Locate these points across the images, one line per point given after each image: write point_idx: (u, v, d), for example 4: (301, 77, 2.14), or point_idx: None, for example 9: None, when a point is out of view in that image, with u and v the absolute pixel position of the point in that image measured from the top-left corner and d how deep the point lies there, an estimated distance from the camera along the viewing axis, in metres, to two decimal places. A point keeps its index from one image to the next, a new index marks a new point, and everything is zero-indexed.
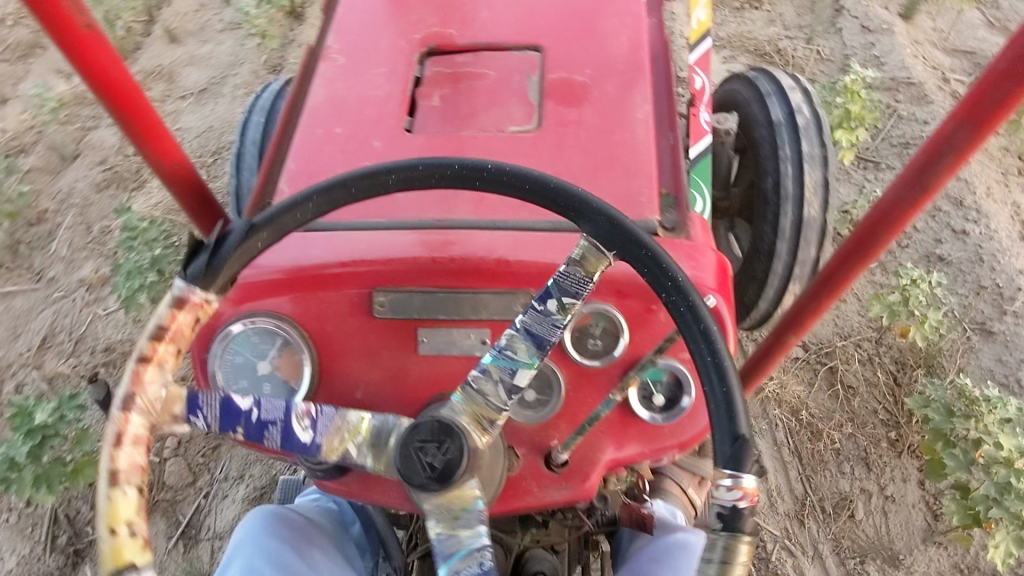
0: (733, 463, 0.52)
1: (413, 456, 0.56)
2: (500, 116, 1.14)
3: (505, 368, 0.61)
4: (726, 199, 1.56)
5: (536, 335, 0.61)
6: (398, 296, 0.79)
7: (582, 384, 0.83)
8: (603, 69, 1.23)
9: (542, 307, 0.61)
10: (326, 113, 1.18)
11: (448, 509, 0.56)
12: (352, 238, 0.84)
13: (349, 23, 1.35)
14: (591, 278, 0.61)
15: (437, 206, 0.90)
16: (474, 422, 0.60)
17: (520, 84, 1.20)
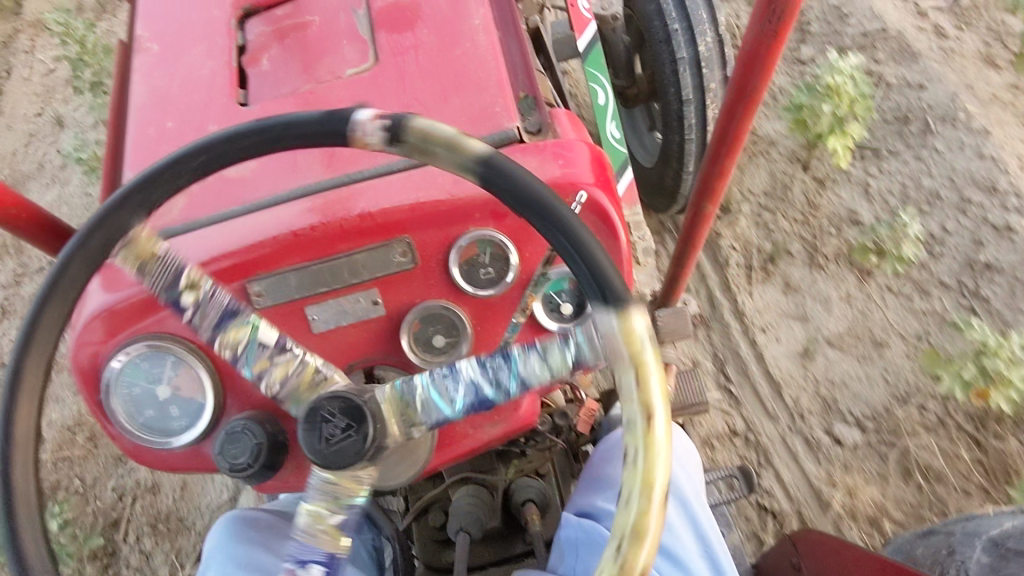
0: (350, 125, 0.58)
1: (330, 445, 0.54)
2: (330, 62, 1.06)
3: (258, 353, 0.59)
4: (633, 85, 1.68)
5: (221, 313, 0.59)
6: (266, 281, 0.74)
7: (487, 317, 0.78)
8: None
9: (187, 309, 0.59)
10: (153, 108, 1.08)
11: (396, 414, 0.57)
12: (209, 234, 0.77)
13: (154, 8, 1.20)
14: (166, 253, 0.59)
15: (284, 169, 0.83)
16: (309, 387, 0.59)
17: (343, 21, 1.11)
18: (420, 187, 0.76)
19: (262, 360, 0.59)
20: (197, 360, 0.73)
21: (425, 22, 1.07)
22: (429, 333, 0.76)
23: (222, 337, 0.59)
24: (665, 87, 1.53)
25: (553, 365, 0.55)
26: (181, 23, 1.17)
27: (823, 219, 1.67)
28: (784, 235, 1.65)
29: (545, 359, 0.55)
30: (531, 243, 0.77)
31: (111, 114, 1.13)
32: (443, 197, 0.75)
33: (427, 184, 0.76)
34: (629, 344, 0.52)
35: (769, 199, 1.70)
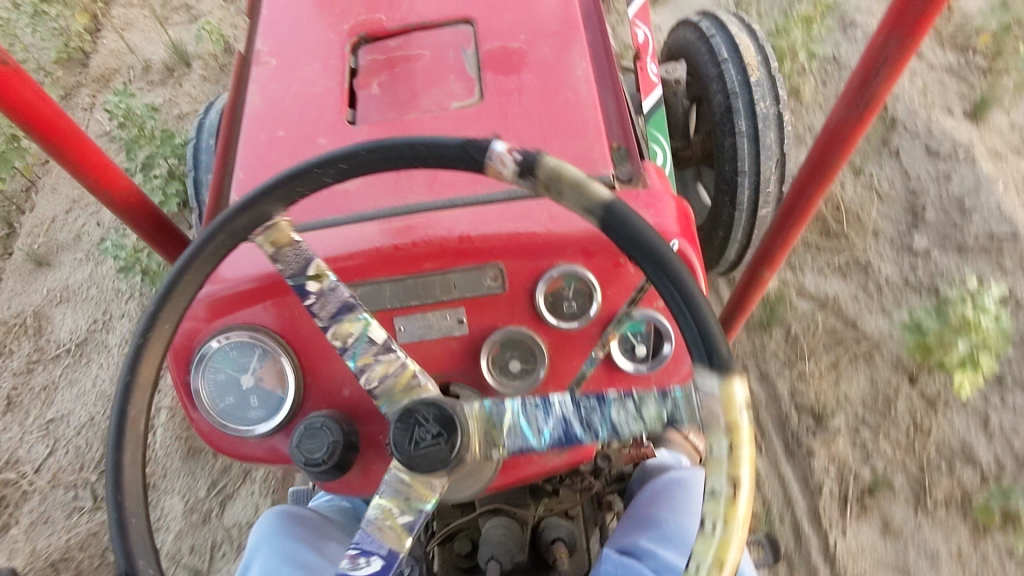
0: (486, 155, 0.61)
1: (422, 451, 0.61)
2: (435, 94, 1.15)
3: (368, 350, 0.65)
4: (687, 148, 1.60)
5: (338, 308, 0.66)
6: (368, 288, 0.81)
7: (563, 347, 0.81)
8: (534, 31, 1.20)
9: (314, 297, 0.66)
10: (269, 118, 1.18)
11: (484, 431, 0.63)
12: (320, 240, 0.85)
13: (276, 23, 1.31)
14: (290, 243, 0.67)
15: (391, 193, 0.91)
16: (407, 392, 0.65)
17: (451, 57, 1.20)
18: (519, 222, 0.84)
19: (368, 356, 0.65)
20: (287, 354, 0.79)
21: (530, 66, 1.16)
22: (506, 357, 0.80)
23: (337, 328, 0.66)
24: (722, 161, 1.44)
25: (647, 417, 0.62)
26: (303, 42, 1.28)
27: (933, 451, 1.38)
28: (886, 463, 1.37)
29: (639, 410, 0.61)
30: (615, 287, 0.81)
31: (224, 120, 1.22)
32: (539, 231, 0.82)
33: (526, 216, 0.83)
34: (727, 415, 0.52)
35: (868, 412, 1.42)
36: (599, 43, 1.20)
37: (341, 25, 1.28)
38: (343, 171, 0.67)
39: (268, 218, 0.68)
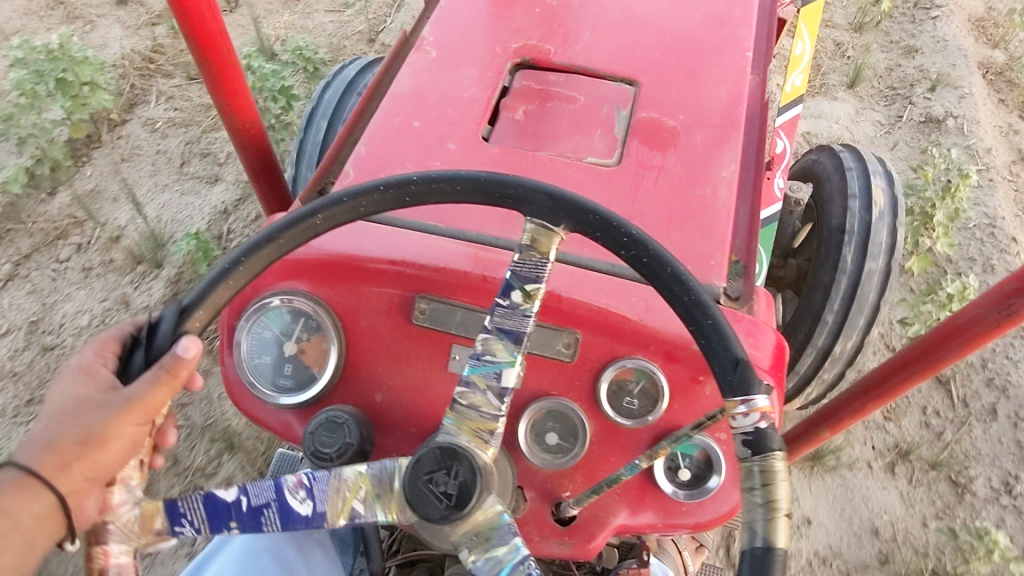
0: (739, 393, 0.55)
1: (424, 489, 0.57)
2: (572, 141, 1.05)
3: (489, 374, 0.62)
4: (783, 269, 1.60)
5: (509, 332, 0.63)
6: (439, 304, 0.83)
7: (605, 441, 0.80)
8: (693, 113, 1.09)
9: (508, 302, 0.63)
10: (409, 103, 1.10)
11: (478, 535, 0.58)
12: (408, 240, 0.88)
13: (447, 19, 1.27)
14: (544, 259, 0.62)
15: (498, 226, 0.94)
16: (474, 439, 0.61)
17: (602, 114, 1.08)
18: (615, 299, 0.84)
19: (484, 379, 0.62)
20: (334, 337, 0.84)
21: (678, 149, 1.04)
22: (544, 425, 0.80)
23: (492, 341, 0.63)
24: (819, 282, 1.40)
25: None
26: (489, 45, 1.19)
27: None
28: None
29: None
30: (683, 400, 0.80)
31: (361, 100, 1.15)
32: (634, 317, 0.83)
33: (629, 299, 0.83)
34: None
35: None
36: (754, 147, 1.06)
37: (514, 40, 1.19)
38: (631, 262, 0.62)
39: (549, 224, 0.62)
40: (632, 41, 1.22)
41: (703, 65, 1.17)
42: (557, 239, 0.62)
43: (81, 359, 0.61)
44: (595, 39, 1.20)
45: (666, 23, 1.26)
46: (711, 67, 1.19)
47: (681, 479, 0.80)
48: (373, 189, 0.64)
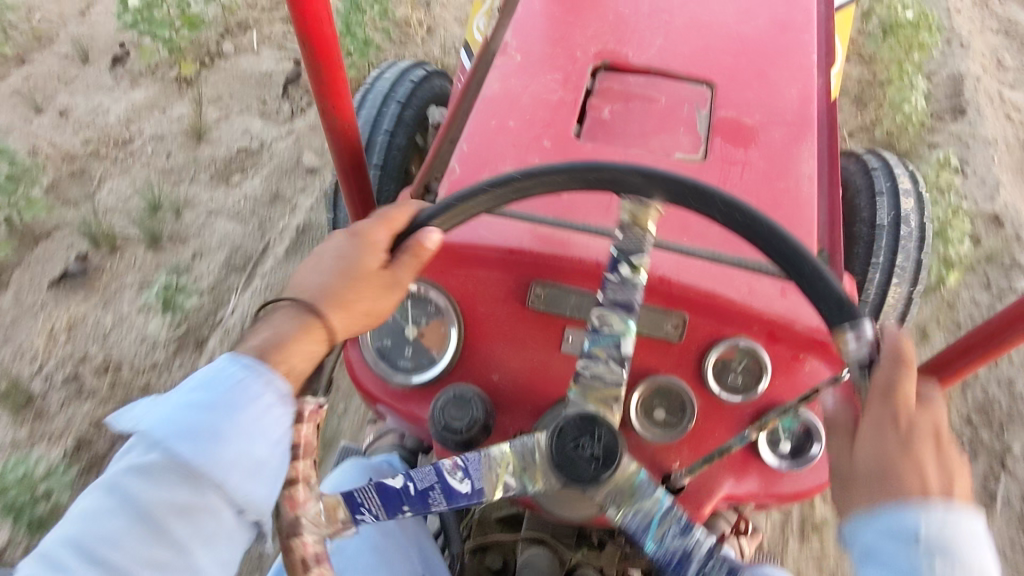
0: (846, 326, 0.52)
1: (573, 456, 0.51)
2: (658, 139, 0.95)
3: (609, 347, 0.56)
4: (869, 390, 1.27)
5: (622, 303, 0.57)
6: (555, 289, 0.71)
7: (712, 415, 0.70)
8: (769, 110, 1.00)
9: (616, 275, 0.58)
10: (501, 105, 0.99)
11: (621, 490, 0.51)
12: (495, 223, 0.75)
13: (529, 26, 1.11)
14: (648, 237, 0.58)
15: (598, 214, 0.78)
16: (603, 408, 0.55)
17: (684, 112, 0.99)
18: (720, 283, 0.72)
19: (606, 351, 0.56)
20: (455, 318, 0.73)
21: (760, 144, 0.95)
22: (651, 401, 0.69)
23: (608, 314, 0.57)
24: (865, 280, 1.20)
25: None
26: (557, 47, 1.06)
27: None
28: None
29: None
30: (795, 376, 0.70)
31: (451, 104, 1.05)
32: (737, 297, 0.72)
33: (731, 281, 0.73)
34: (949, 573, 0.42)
35: None
36: (827, 149, 1.00)
37: (591, 44, 1.07)
38: (724, 213, 0.57)
39: (644, 197, 0.57)
40: (703, 38, 1.11)
41: (773, 65, 1.05)
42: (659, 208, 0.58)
43: (345, 232, 0.60)
44: (667, 43, 1.06)
45: (743, 21, 1.13)
46: (787, 68, 1.07)
47: (784, 450, 0.71)
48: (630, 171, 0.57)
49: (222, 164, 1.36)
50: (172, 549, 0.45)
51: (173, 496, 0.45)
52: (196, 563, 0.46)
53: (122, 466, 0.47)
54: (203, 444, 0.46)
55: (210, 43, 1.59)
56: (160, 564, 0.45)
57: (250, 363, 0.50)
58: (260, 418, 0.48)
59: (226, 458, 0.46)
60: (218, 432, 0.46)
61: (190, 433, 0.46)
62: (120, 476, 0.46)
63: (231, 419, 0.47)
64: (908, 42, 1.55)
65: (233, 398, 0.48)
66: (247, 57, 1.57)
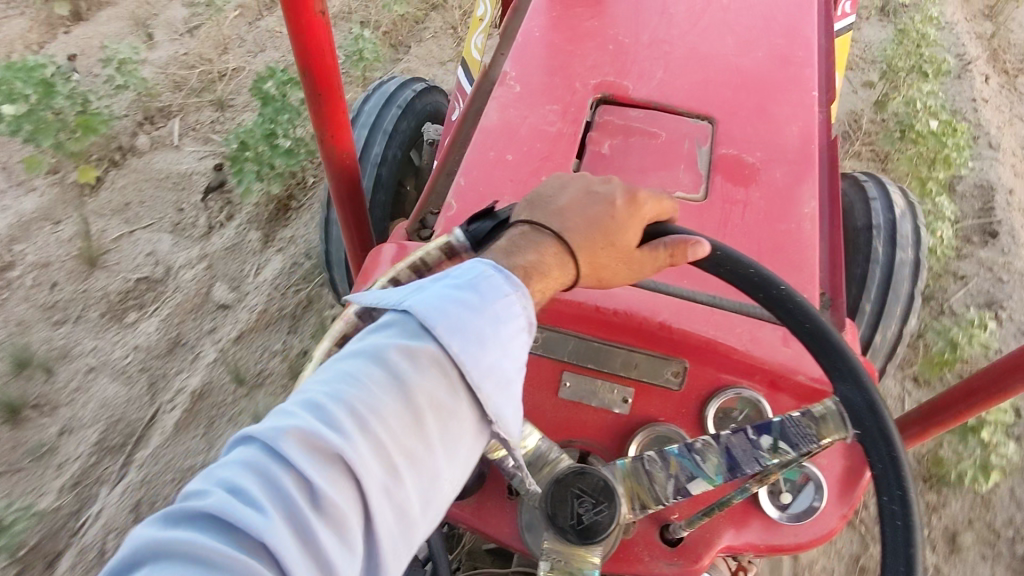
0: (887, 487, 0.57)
1: (570, 501, 0.62)
2: (658, 176, 0.94)
3: (686, 469, 0.66)
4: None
5: (734, 458, 0.65)
6: (555, 335, 0.75)
7: None
8: (772, 151, 0.97)
9: (756, 438, 0.64)
10: (498, 137, 1.01)
11: (571, 560, 0.63)
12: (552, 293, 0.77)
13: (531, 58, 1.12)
14: (821, 442, 0.62)
15: None
16: (631, 489, 0.66)
17: (685, 150, 0.98)
18: (719, 329, 0.75)
19: (678, 466, 0.66)
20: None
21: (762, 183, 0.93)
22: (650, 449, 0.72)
23: (716, 454, 0.65)
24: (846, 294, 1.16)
25: None
26: (555, 81, 1.06)
27: None
28: None
29: None
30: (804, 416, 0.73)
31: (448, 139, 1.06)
32: (738, 346, 0.74)
33: (731, 329, 0.75)
34: None
35: None
36: (829, 187, 0.97)
37: (587, 80, 1.07)
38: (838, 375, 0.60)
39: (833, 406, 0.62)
40: (702, 76, 1.11)
41: (775, 101, 1.04)
42: (844, 436, 0.61)
43: (617, 188, 0.62)
44: (666, 77, 1.06)
45: (737, 64, 1.12)
46: (781, 107, 1.08)
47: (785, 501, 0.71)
48: (744, 266, 0.64)
49: (120, 299, 1.24)
50: (417, 447, 0.46)
51: (432, 389, 0.47)
52: (437, 486, 0.47)
53: (384, 342, 0.48)
54: (469, 336, 0.49)
55: (124, 137, 1.41)
56: (395, 495, 0.44)
57: (480, 276, 0.52)
58: (506, 322, 0.51)
59: (481, 366, 0.49)
60: (461, 327, 0.49)
61: (438, 313, 0.49)
62: (383, 343, 0.48)
63: (481, 319, 0.49)
64: (930, 155, 1.33)
65: (491, 304, 0.51)
66: (162, 152, 1.38)
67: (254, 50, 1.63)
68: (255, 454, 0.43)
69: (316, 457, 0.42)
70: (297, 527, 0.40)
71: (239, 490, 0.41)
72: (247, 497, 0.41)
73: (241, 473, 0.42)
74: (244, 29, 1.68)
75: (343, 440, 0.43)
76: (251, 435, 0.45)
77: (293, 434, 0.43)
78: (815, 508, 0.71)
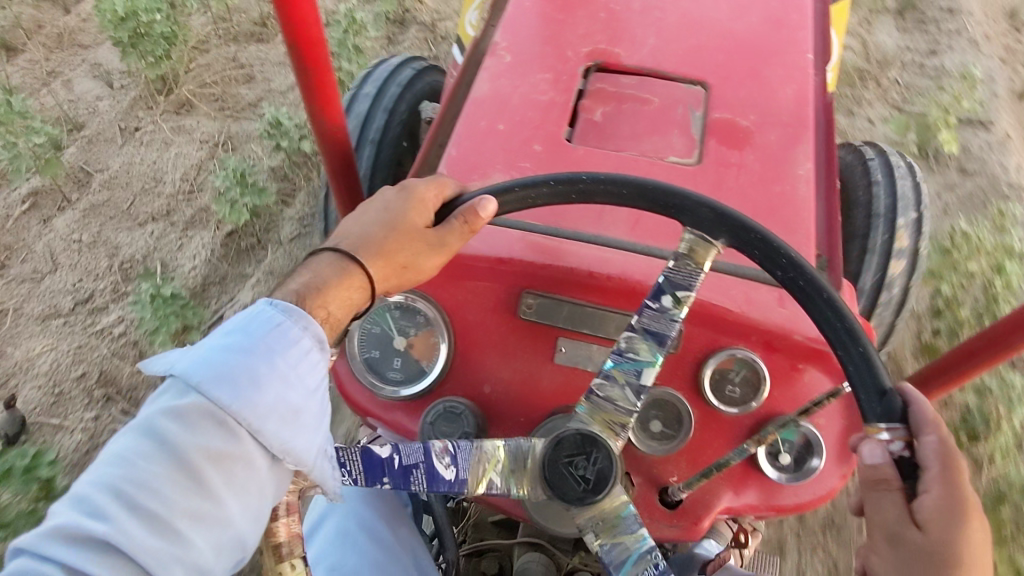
0: (878, 411, 0.45)
1: (563, 472, 0.51)
2: (651, 141, 0.79)
3: (630, 372, 0.53)
4: None
5: (656, 333, 0.53)
6: (547, 299, 0.64)
7: (712, 424, 0.63)
8: (765, 113, 0.83)
9: (657, 304, 0.53)
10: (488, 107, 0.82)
11: (604, 519, 0.51)
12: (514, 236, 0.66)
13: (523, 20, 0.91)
14: (702, 270, 0.52)
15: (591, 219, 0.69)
16: (606, 430, 0.53)
17: (678, 114, 0.82)
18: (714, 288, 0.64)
19: (623, 377, 0.53)
20: (446, 331, 0.65)
21: (756, 145, 0.80)
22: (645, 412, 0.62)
23: (643, 342, 0.53)
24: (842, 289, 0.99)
25: None
26: (550, 48, 0.89)
27: None
28: None
29: None
30: (801, 388, 0.63)
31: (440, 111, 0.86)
32: (736, 309, 0.63)
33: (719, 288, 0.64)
34: None
35: None
36: (827, 153, 0.83)
37: (583, 45, 0.89)
38: (763, 255, 0.51)
39: (703, 239, 0.52)
40: (694, 38, 0.91)
41: (767, 65, 0.88)
42: (716, 249, 0.52)
43: (390, 193, 0.60)
44: (662, 42, 0.89)
45: (725, 26, 0.92)
46: (779, 69, 0.88)
47: (784, 462, 0.63)
48: (539, 182, 0.55)
49: None
50: (209, 503, 0.40)
51: (210, 441, 0.41)
52: (243, 537, 0.42)
53: (152, 412, 0.42)
54: (238, 384, 0.42)
55: None
56: (189, 560, 0.39)
57: (283, 307, 0.48)
58: (295, 364, 0.45)
59: (266, 405, 0.43)
60: (240, 373, 0.43)
61: (226, 351, 0.43)
62: (148, 415, 0.41)
63: (269, 361, 0.44)
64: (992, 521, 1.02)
65: (263, 339, 0.45)
66: None
67: (39, 271, 1.16)
68: (12, 566, 0.36)
69: (83, 550, 0.37)
70: None
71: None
72: None
73: None
74: (34, 233, 1.22)
75: (112, 525, 0.37)
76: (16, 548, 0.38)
77: (56, 534, 0.37)
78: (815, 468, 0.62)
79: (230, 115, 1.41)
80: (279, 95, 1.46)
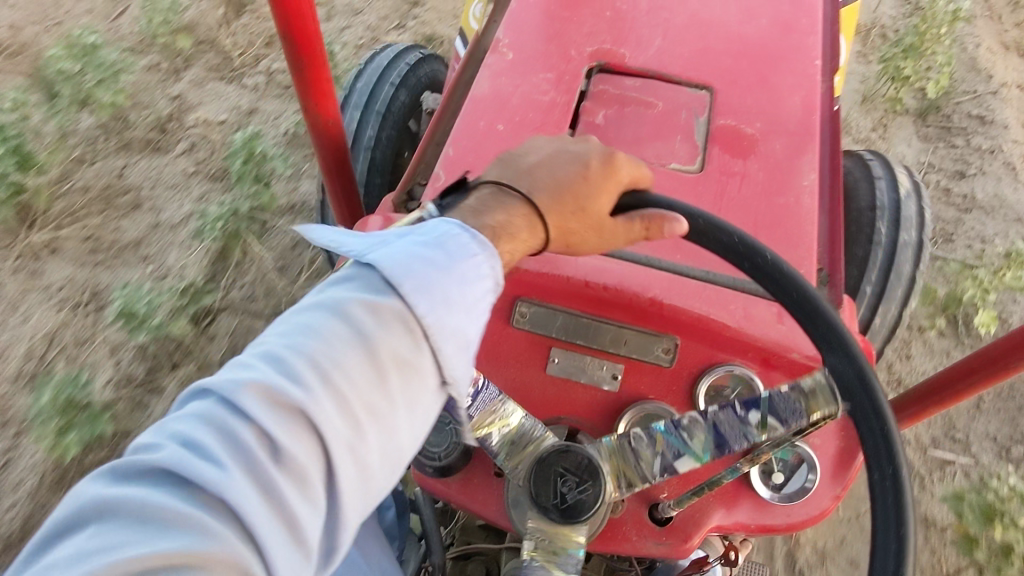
0: None
1: (550, 480, 0.47)
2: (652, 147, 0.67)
3: (672, 448, 0.48)
4: None
5: (722, 436, 0.47)
6: (542, 308, 0.57)
7: None
8: (773, 121, 0.70)
9: (743, 413, 0.46)
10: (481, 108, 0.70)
11: (552, 540, 0.47)
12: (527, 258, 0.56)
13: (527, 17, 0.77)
14: (813, 421, 0.43)
15: None
16: (615, 474, 0.49)
17: (682, 120, 0.69)
18: (713, 298, 0.57)
19: (665, 447, 0.48)
20: None
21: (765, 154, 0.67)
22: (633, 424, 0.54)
23: (706, 440, 0.48)
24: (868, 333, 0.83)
25: None
26: (552, 46, 0.75)
27: None
28: None
29: None
30: None
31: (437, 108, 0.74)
32: (730, 322, 0.56)
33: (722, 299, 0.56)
34: None
35: None
36: (832, 165, 0.69)
37: (587, 44, 0.75)
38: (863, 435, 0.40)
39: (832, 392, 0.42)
40: (696, 41, 0.75)
41: (777, 70, 0.73)
42: (834, 413, 0.42)
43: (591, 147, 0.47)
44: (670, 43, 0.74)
45: (725, 26, 0.77)
46: (788, 75, 0.73)
47: (776, 482, 0.54)
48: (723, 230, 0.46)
49: None
50: (381, 406, 0.34)
51: (398, 345, 0.35)
52: (402, 452, 0.35)
53: (343, 293, 0.36)
54: (431, 296, 0.36)
55: None
56: (360, 456, 0.33)
57: (460, 227, 0.39)
58: (470, 278, 0.37)
59: (455, 325, 0.36)
60: (427, 276, 0.36)
61: (408, 259, 0.36)
62: (341, 295, 0.35)
63: (447, 268, 0.37)
64: None
65: (460, 265, 0.37)
66: None
67: None
68: (197, 407, 0.32)
69: (276, 412, 0.31)
70: (255, 486, 0.30)
71: (191, 444, 0.30)
72: (204, 450, 0.30)
73: (201, 426, 0.31)
74: None
75: (305, 394, 0.32)
76: (196, 389, 0.33)
77: (251, 388, 0.32)
78: (807, 489, 0.54)
79: (101, 262, 1.15)
80: (168, 230, 1.19)
